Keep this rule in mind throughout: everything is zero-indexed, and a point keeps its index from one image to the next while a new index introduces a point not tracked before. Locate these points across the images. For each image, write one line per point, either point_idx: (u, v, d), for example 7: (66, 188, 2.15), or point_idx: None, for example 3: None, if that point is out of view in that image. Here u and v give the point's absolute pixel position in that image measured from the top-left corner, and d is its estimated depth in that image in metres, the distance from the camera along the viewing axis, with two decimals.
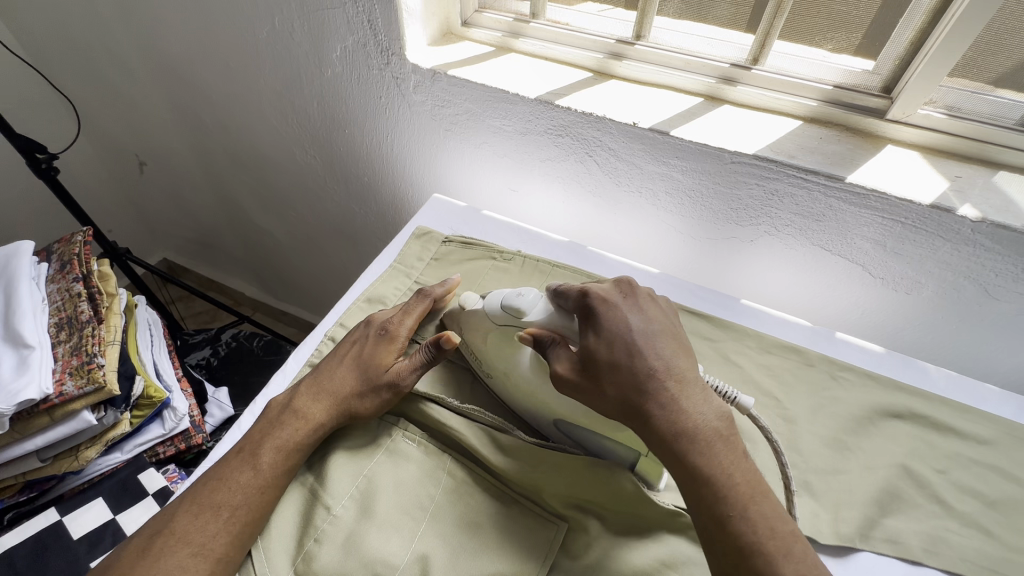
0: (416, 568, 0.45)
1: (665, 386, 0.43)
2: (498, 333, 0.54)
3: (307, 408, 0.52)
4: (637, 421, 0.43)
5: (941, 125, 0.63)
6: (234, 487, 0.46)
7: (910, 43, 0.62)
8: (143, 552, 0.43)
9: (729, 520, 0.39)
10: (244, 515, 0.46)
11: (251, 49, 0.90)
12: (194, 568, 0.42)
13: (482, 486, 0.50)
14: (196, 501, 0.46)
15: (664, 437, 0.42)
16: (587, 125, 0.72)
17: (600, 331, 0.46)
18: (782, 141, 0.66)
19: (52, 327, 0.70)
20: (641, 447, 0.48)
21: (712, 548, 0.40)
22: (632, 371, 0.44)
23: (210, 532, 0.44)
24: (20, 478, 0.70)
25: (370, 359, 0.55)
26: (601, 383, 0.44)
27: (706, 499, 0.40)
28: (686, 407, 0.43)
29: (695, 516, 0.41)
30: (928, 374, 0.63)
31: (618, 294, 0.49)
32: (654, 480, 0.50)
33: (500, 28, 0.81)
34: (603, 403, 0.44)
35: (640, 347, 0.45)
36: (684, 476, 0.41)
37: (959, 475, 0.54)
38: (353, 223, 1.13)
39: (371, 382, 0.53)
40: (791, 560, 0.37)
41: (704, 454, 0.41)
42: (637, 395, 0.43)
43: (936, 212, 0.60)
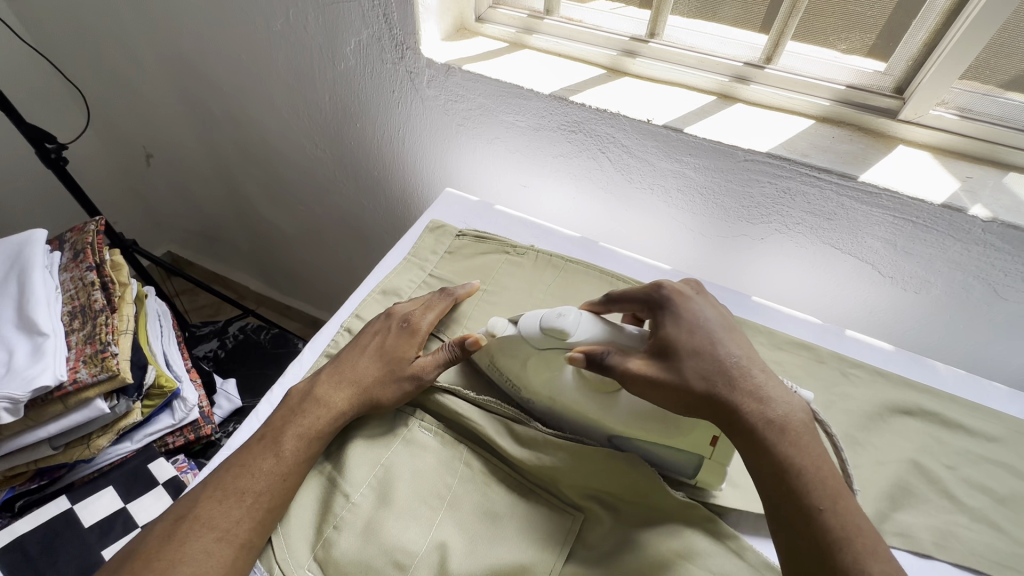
0: (435, 556, 0.45)
1: (747, 374, 0.45)
2: (538, 356, 0.51)
3: (329, 396, 0.52)
4: (718, 412, 0.44)
5: (953, 126, 0.64)
6: (257, 474, 0.47)
7: (923, 45, 0.63)
8: (169, 536, 0.44)
9: (816, 515, 0.40)
10: (267, 500, 0.46)
11: (263, 41, 0.90)
12: (218, 553, 0.43)
13: (498, 476, 0.51)
14: (219, 486, 0.47)
15: (750, 426, 0.43)
16: (601, 121, 0.73)
17: (678, 321, 0.48)
18: (795, 140, 0.67)
19: (65, 315, 0.70)
20: (705, 449, 0.48)
21: (792, 541, 0.40)
22: (715, 360, 0.46)
23: (233, 518, 0.44)
24: (32, 466, 0.70)
25: (391, 350, 0.55)
26: (684, 371, 0.45)
27: (790, 490, 0.41)
28: (769, 400, 0.44)
29: (772, 507, 0.42)
30: (936, 372, 0.64)
31: (690, 290, 0.52)
32: (712, 484, 0.50)
33: (514, 24, 0.82)
34: (684, 395, 0.45)
35: (719, 336, 0.47)
36: (767, 466, 0.42)
37: (969, 471, 0.54)
38: (360, 218, 1.13)
39: (393, 372, 0.53)
40: (879, 558, 0.38)
41: (793, 446, 0.42)
42: (724, 383, 0.44)
43: (947, 211, 0.60)
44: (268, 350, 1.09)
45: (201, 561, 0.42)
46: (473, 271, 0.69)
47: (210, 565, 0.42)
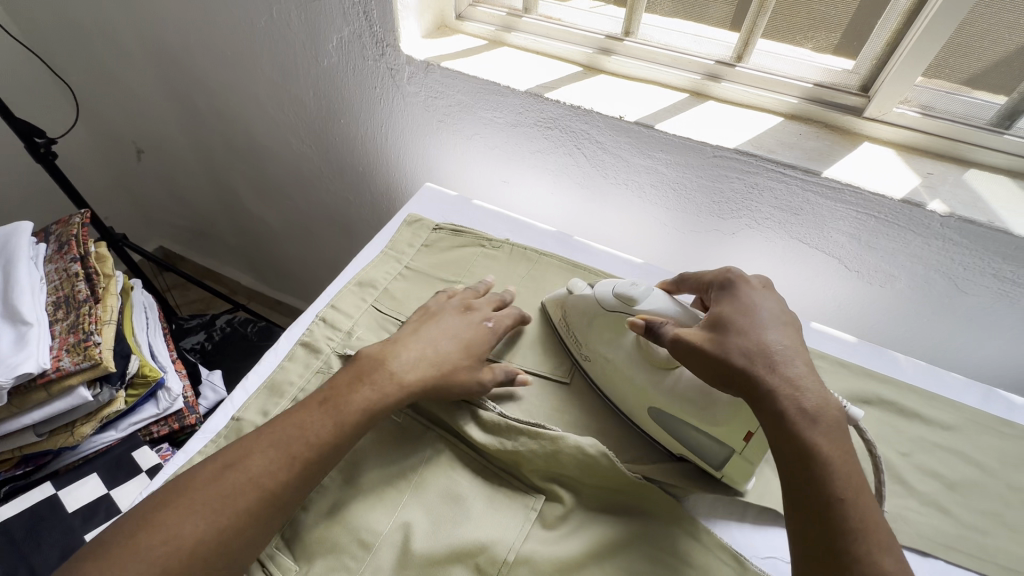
0: (399, 534, 0.47)
1: (788, 362, 0.45)
2: (605, 319, 0.57)
3: (403, 376, 0.52)
4: (753, 394, 0.44)
5: (916, 123, 0.66)
6: (310, 437, 0.46)
7: (887, 44, 0.64)
8: (214, 480, 0.43)
9: (834, 503, 0.40)
10: (314, 465, 0.46)
11: (247, 37, 0.91)
12: (257, 512, 0.43)
13: (464, 461, 0.53)
14: (274, 443, 0.46)
15: (784, 409, 0.43)
16: (575, 118, 0.74)
17: (735, 305, 0.50)
18: (762, 137, 0.69)
19: (50, 305, 0.72)
20: (736, 444, 0.49)
21: (807, 525, 0.40)
22: (761, 342, 0.46)
23: (280, 476, 0.44)
24: (17, 452, 0.72)
25: (469, 345, 0.57)
26: (727, 347, 0.47)
27: (813, 479, 0.41)
28: (802, 389, 0.44)
29: (790, 497, 0.42)
30: (898, 364, 0.66)
31: (757, 284, 0.52)
32: (736, 482, 0.51)
33: (492, 22, 0.83)
34: (722, 368, 0.46)
35: (770, 327, 0.48)
36: (793, 450, 0.42)
37: (922, 458, 0.56)
38: (346, 213, 1.15)
39: (467, 368, 0.55)
40: (891, 552, 0.38)
41: (823, 435, 0.42)
42: (763, 364, 0.45)
43: (907, 206, 0.62)
44: (254, 343, 1.10)
45: (243, 514, 0.42)
46: (450, 263, 0.71)
47: (249, 523, 0.42)
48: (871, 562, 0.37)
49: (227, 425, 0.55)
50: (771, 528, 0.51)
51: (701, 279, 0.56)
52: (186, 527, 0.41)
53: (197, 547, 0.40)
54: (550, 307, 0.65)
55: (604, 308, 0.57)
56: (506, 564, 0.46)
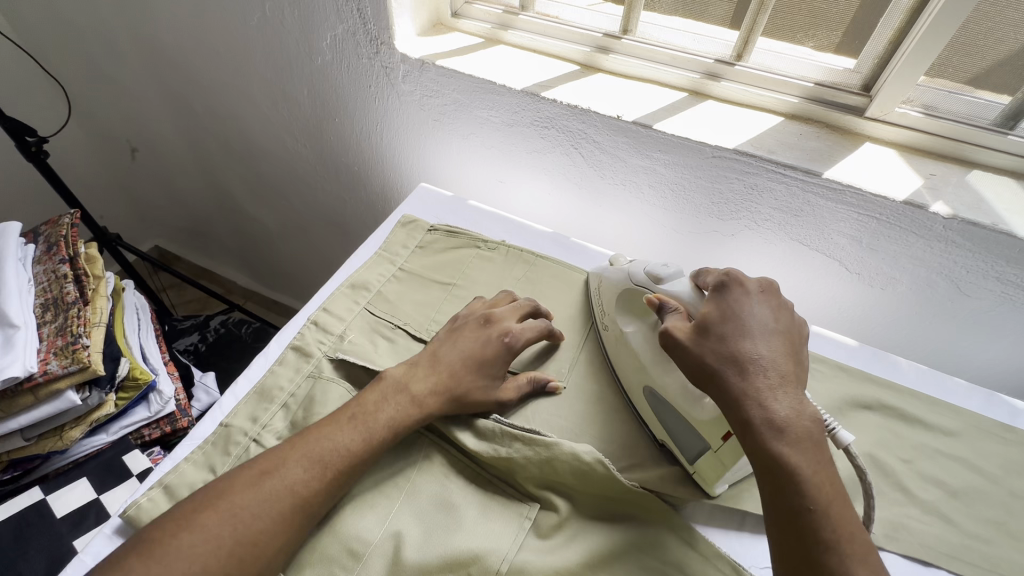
0: (390, 544, 0.46)
1: (761, 372, 0.44)
2: (632, 295, 0.58)
3: (427, 396, 0.52)
4: (721, 400, 0.44)
5: (919, 124, 0.64)
6: (341, 448, 0.47)
7: (889, 43, 0.63)
8: (251, 485, 0.44)
9: (805, 514, 0.39)
10: (345, 477, 0.46)
11: (241, 34, 0.90)
12: (291, 517, 0.43)
13: (456, 468, 0.52)
14: (308, 453, 0.46)
15: (751, 419, 0.42)
16: (572, 118, 0.73)
17: (721, 306, 0.48)
18: (762, 137, 0.67)
19: (37, 307, 0.71)
20: (714, 442, 0.47)
21: (779, 536, 0.40)
22: (736, 348, 0.45)
23: (313, 485, 0.45)
24: (5, 456, 0.71)
25: (490, 363, 0.55)
26: (704, 348, 0.46)
27: (782, 489, 0.40)
28: (772, 399, 0.43)
29: (766, 507, 0.42)
30: (899, 369, 0.65)
31: (756, 288, 0.49)
32: (708, 483, 0.50)
33: (489, 20, 0.82)
34: (695, 369, 0.46)
35: (753, 332, 0.46)
36: (762, 460, 0.41)
37: (924, 465, 0.55)
38: (342, 213, 1.13)
39: (486, 388, 0.54)
40: (865, 562, 0.37)
41: (791, 445, 0.41)
42: (734, 370, 0.44)
43: (909, 208, 0.61)
44: (249, 344, 1.09)
45: (277, 521, 0.43)
46: (446, 264, 0.70)
47: (282, 528, 0.43)
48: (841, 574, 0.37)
49: (216, 431, 0.53)
50: None
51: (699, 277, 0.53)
52: (223, 530, 0.41)
53: (234, 552, 0.41)
54: (591, 278, 0.67)
55: (632, 282, 0.57)
56: None
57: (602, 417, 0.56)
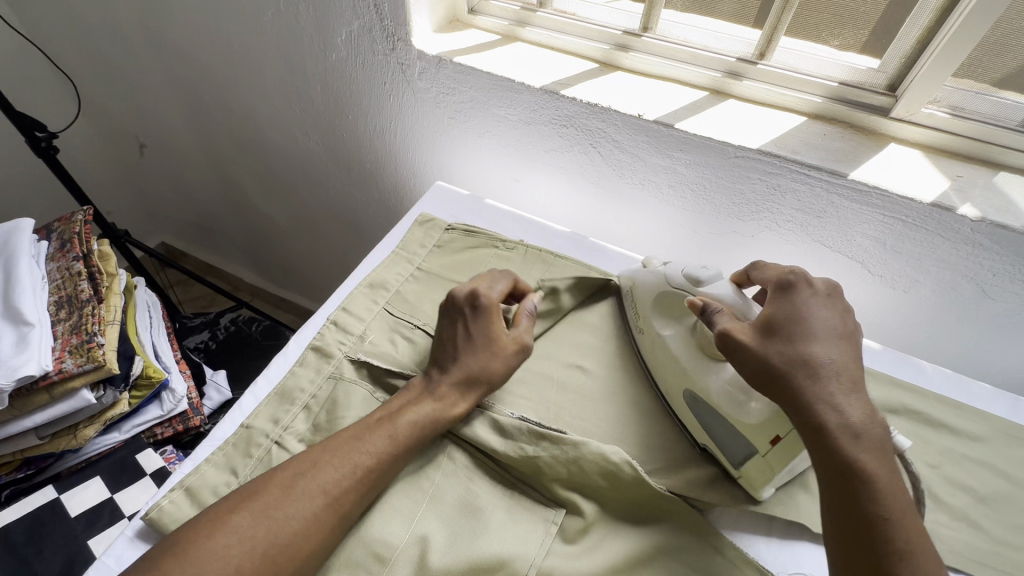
0: (417, 548, 0.46)
1: (833, 377, 0.44)
2: (670, 298, 0.58)
3: (446, 389, 0.52)
4: (788, 402, 0.44)
5: (945, 124, 0.64)
6: (367, 447, 0.47)
7: (917, 42, 0.62)
8: (283, 488, 0.44)
9: (880, 523, 0.39)
10: (373, 477, 0.46)
11: (253, 29, 0.89)
12: (321, 517, 0.43)
13: (481, 470, 0.51)
14: (334, 453, 0.46)
15: (821, 423, 0.42)
16: (592, 116, 0.72)
17: (788, 309, 0.48)
18: (786, 137, 0.67)
19: (51, 305, 0.70)
20: (761, 446, 0.47)
21: (848, 543, 0.40)
22: (807, 352, 0.45)
23: (343, 486, 0.45)
24: (18, 455, 0.70)
25: (500, 342, 0.55)
26: (769, 351, 0.46)
27: (857, 496, 0.40)
28: (846, 405, 0.42)
29: (833, 513, 0.41)
30: (923, 372, 0.64)
31: (823, 291, 0.49)
32: (754, 486, 0.50)
33: (507, 16, 0.81)
34: (757, 368, 0.46)
35: (821, 337, 0.46)
36: (839, 467, 0.41)
37: (952, 471, 0.55)
38: (353, 210, 1.13)
39: (491, 357, 0.54)
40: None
41: (867, 452, 0.41)
42: (805, 374, 0.44)
43: (936, 210, 0.60)
44: (261, 342, 1.09)
45: (310, 524, 0.43)
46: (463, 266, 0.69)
47: (314, 528, 0.43)
48: None
49: (236, 433, 0.53)
50: (796, 542, 0.50)
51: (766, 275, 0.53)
52: (257, 531, 0.41)
53: (268, 554, 0.41)
54: (623, 280, 0.66)
55: (671, 286, 0.57)
56: None
57: (626, 420, 0.56)
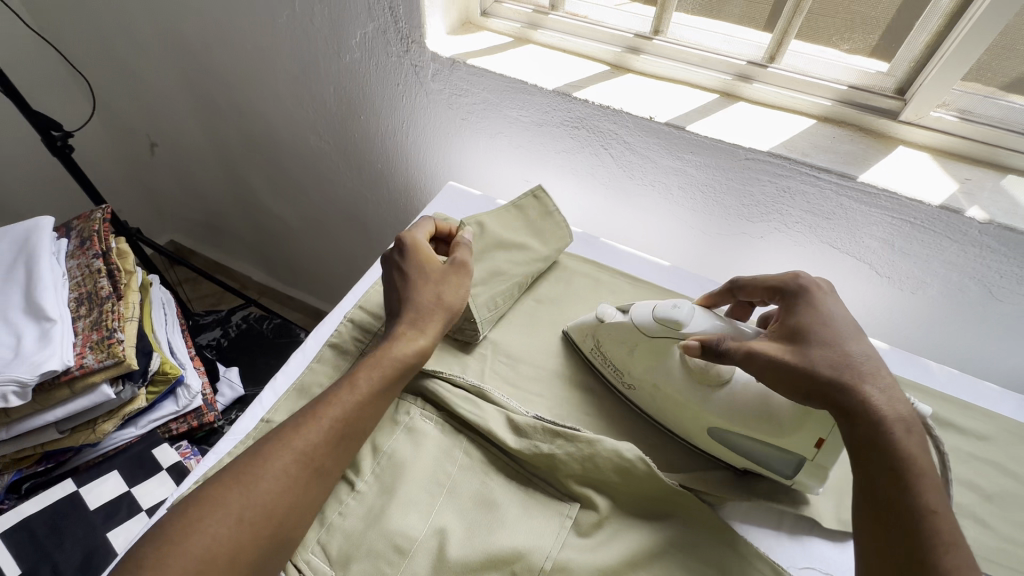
0: (435, 540, 0.47)
1: (876, 374, 0.45)
2: (648, 344, 0.56)
3: (401, 328, 0.54)
4: (844, 407, 0.44)
5: (954, 128, 0.64)
6: (328, 398, 0.48)
7: (926, 46, 0.63)
8: (252, 454, 0.44)
9: (928, 514, 0.39)
10: (341, 429, 0.47)
11: (267, 30, 0.90)
12: (294, 474, 0.44)
13: (497, 466, 0.52)
14: (299, 414, 0.47)
15: (875, 420, 0.43)
16: (604, 118, 0.73)
17: (814, 312, 0.49)
18: (796, 140, 0.68)
19: (72, 301, 0.71)
20: (808, 452, 0.48)
21: (896, 533, 0.39)
22: (847, 353, 0.46)
23: (312, 442, 0.45)
24: (38, 449, 0.71)
25: (436, 271, 0.57)
26: (813, 358, 0.46)
27: (902, 487, 0.40)
28: (895, 399, 0.44)
29: (878, 507, 0.41)
30: (930, 372, 0.65)
31: (826, 289, 0.52)
32: (809, 488, 0.51)
33: (519, 19, 0.82)
34: (806, 382, 0.45)
35: (851, 336, 0.47)
36: (885, 456, 0.41)
37: (960, 469, 0.55)
38: (363, 210, 1.14)
39: (429, 284, 0.56)
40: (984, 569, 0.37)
41: (913, 443, 0.42)
42: (853, 375, 0.44)
43: (944, 212, 0.61)
44: (272, 340, 1.10)
45: (284, 483, 0.43)
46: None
47: (288, 485, 0.43)
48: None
49: (256, 427, 0.54)
50: (806, 538, 0.51)
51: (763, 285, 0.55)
52: (231, 497, 0.42)
53: (243, 515, 0.41)
54: (576, 333, 0.62)
55: (648, 334, 0.55)
56: (543, 572, 0.45)
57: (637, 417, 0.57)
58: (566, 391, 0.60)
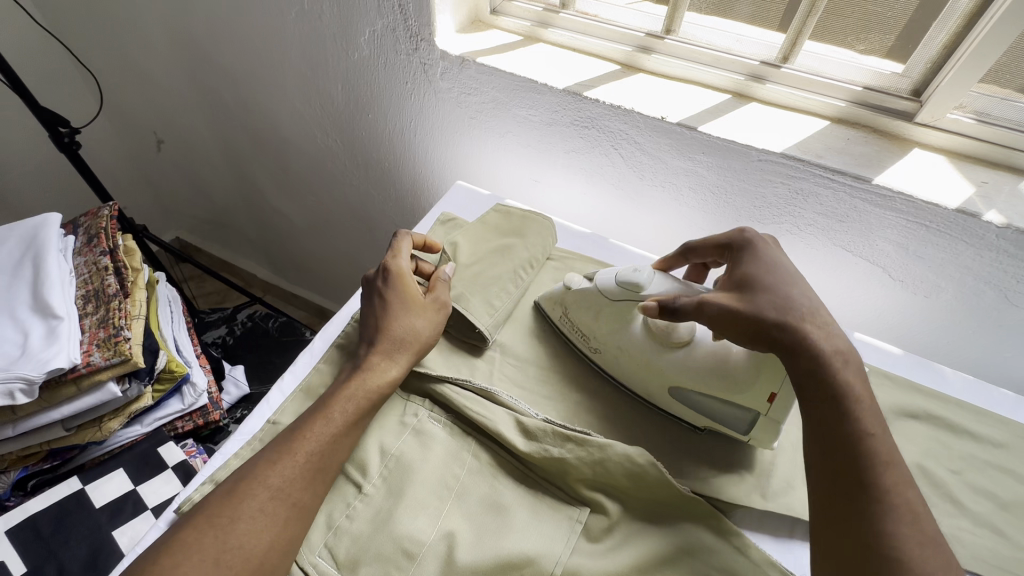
0: (443, 544, 0.46)
1: (815, 314, 0.47)
2: (610, 309, 0.58)
3: (373, 359, 0.53)
4: (789, 345, 0.46)
5: (971, 130, 0.63)
6: (302, 433, 0.48)
7: (943, 48, 0.62)
8: (227, 496, 0.44)
9: (866, 437, 0.42)
10: (317, 463, 0.47)
11: (276, 28, 0.90)
12: (271, 511, 0.43)
13: (505, 469, 0.52)
14: (272, 450, 0.47)
15: (816, 356, 0.45)
16: (615, 118, 0.72)
17: (759, 262, 0.52)
18: (809, 141, 0.67)
19: (79, 298, 0.71)
20: (761, 407, 0.51)
21: (836, 460, 0.42)
22: (790, 297, 0.48)
23: (289, 478, 0.45)
24: (44, 446, 0.71)
25: (416, 300, 0.57)
26: (760, 303, 0.48)
27: (840, 415, 0.43)
28: (830, 334, 0.46)
29: (821, 437, 0.43)
30: (944, 378, 0.65)
31: (772, 243, 0.55)
32: (764, 444, 0.53)
33: (529, 18, 0.82)
34: (755, 325, 0.47)
35: (794, 282, 0.49)
36: (825, 389, 0.44)
37: (974, 477, 0.55)
38: (369, 208, 1.13)
39: (406, 320, 0.55)
40: (912, 484, 0.41)
41: (851, 375, 0.45)
42: (796, 316, 0.46)
43: (961, 216, 0.60)
44: (276, 339, 1.10)
45: (261, 522, 0.43)
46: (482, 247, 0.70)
47: (267, 524, 0.43)
48: (897, 493, 0.40)
49: (263, 428, 0.54)
50: None
51: (714, 241, 0.58)
52: (207, 540, 0.41)
53: (223, 556, 0.40)
54: (546, 306, 0.64)
55: (608, 297, 0.58)
56: None
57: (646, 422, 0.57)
58: (575, 394, 0.59)
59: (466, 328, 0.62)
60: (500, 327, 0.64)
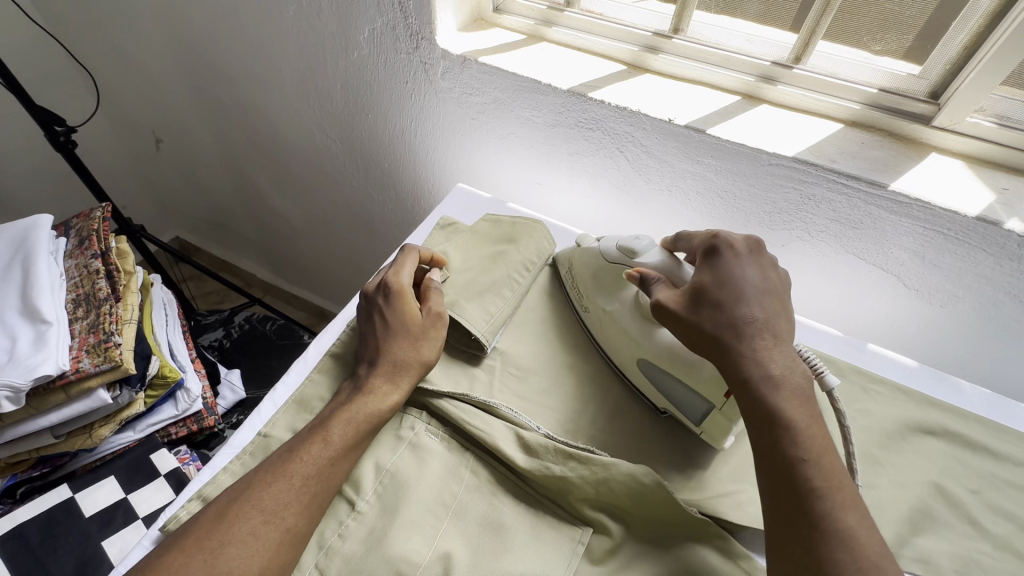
0: (438, 566, 0.44)
1: (757, 336, 0.45)
2: (608, 270, 0.60)
3: (374, 381, 0.51)
4: (721, 363, 0.46)
5: (991, 134, 0.61)
6: (300, 455, 0.46)
7: (963, 48, 0.60)
8: (218, 519, 0.42)
9: (798, 464, 0.40)
10: (315, 486, 0.45)
11: (274, 26, 0.88)
12: (265, 536, 0.41)
13: (504, 486, 0.50)
14: (267, 470, 0.45)
15: (746, 381, 0.44)
16: (620, 120, 0.70)
17: (716, 272, 0.49)
18: (822, 145, 0.64)
19: (69, 303, 0.69)
20: (717, 401, 0.49)
21: (772, 486, 0.41)
22: (733, 315, 0.46)
23: (285, 502, 0.43)
24: (33, 454, 0.69)
25: (415, 322, 0.55)
26: (700, 317, 0.47)
27: (776, 441, 0.42)
28: (768, 358, 0.44)
29: (761, 461, 0.42)
30: (961, 392, 0.63)
31: (745, 249, 0.51)
32: (715, 439, 0.51)
33: (533, 16, 0.79)
34: (692, 333, 0.48)
35: (746, 296, 0.47)
36: (758, 416, 0.43)
37: (995, 497, 0.52)
38: (369, 209, 1.11)
39: (410, 341, 0.54)
40: (856, 511, 0.39)
41: (788, 402, 0.43)
42: (732, 335, 0.45)
43: (981, 224, 0.58)
44: (274, 342, 1.08)
45: (252, 549, 0.41)
46: (472, 254, 0.68)
47: (259, 551, 0.41)
48: (833, 521, 0.38)
49: (254, 442, 0.52)
50: None
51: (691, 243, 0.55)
52: (194, 564, 0.39)
53: None
54: (560, 261, 0.68)
55: (604, 259, 0.60)
56: None
57: (651, 437, 0.55)
58: (577, 406, 0.57)
59: (464, 338, 0.60)
60: (497, 332, 0.61)
